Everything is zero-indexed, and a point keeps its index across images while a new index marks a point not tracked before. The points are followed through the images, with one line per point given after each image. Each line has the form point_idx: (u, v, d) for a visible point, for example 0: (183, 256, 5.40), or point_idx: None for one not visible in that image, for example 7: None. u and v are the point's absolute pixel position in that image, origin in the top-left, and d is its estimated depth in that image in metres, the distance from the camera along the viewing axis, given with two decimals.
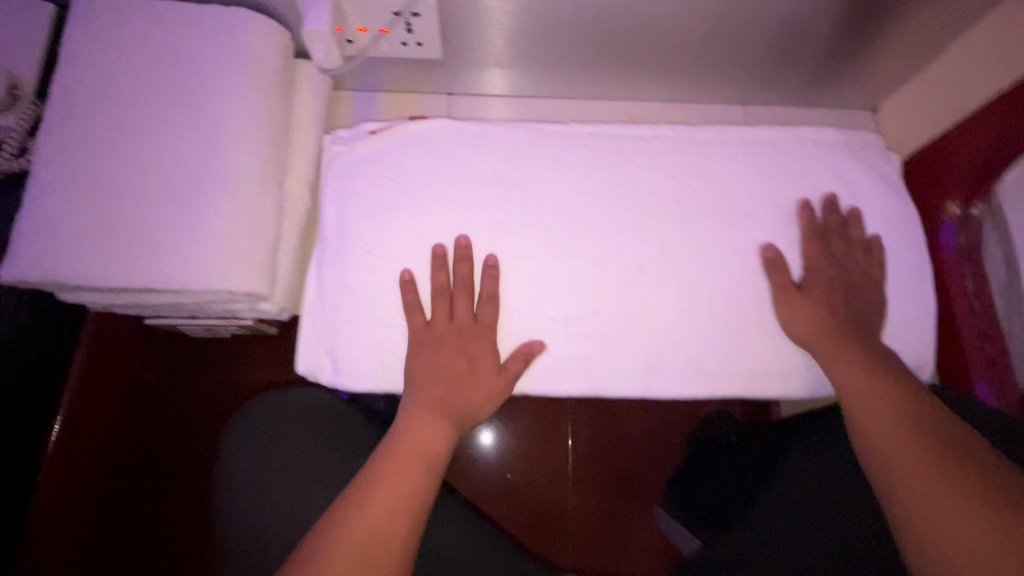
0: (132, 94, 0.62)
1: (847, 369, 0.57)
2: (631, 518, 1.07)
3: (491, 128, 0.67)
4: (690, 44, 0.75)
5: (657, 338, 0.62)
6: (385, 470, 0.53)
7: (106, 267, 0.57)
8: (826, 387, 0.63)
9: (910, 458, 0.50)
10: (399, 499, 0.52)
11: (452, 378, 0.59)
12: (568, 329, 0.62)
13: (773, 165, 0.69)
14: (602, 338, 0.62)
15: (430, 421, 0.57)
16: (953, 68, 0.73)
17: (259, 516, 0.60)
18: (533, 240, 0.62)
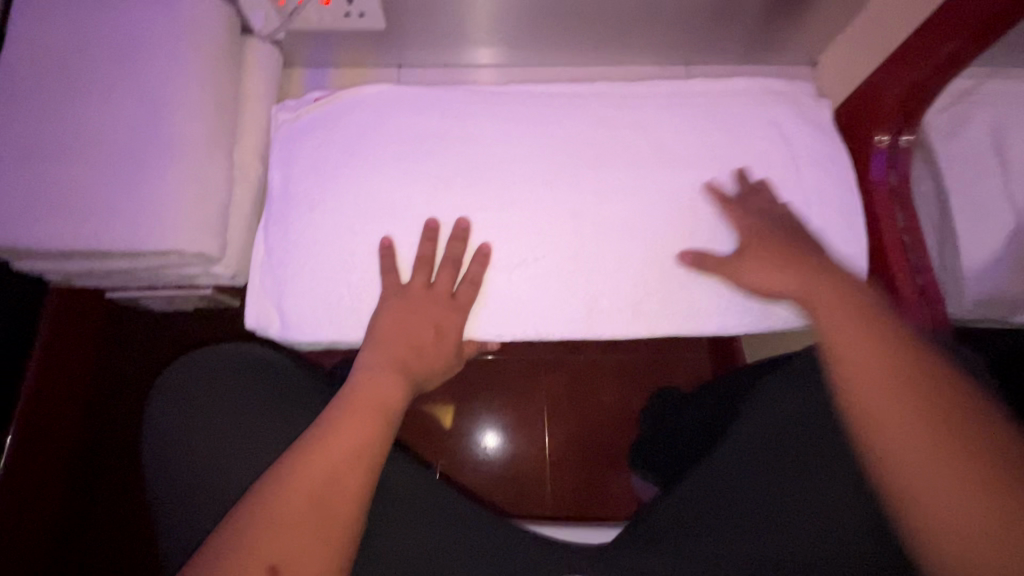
0: (76, 67, 0.64)
1: (832, 303, 0.55)
2: (604, 479, 1.10)
3: (430, 92, 0.71)
4: (626, 9, 0.79)
5: (593, 282, 0.66)
6: (334, 440, 0.53)
7: (57, 231, 0.60)
8: (737, 325, 0.68)
9: (895, 394, 0.48)
10: (352, 447, 0.53)
11: (403, 335, 0.61)
12: (508, 279, 0.66)
13: (701, 114, 0.72)
14: (536, 284, 0.66)
15: (384, 377, 0.58)
16: (878, 14, 0.75)
17: (209, 464, 0.63)
18: (468, 195, 0.66)
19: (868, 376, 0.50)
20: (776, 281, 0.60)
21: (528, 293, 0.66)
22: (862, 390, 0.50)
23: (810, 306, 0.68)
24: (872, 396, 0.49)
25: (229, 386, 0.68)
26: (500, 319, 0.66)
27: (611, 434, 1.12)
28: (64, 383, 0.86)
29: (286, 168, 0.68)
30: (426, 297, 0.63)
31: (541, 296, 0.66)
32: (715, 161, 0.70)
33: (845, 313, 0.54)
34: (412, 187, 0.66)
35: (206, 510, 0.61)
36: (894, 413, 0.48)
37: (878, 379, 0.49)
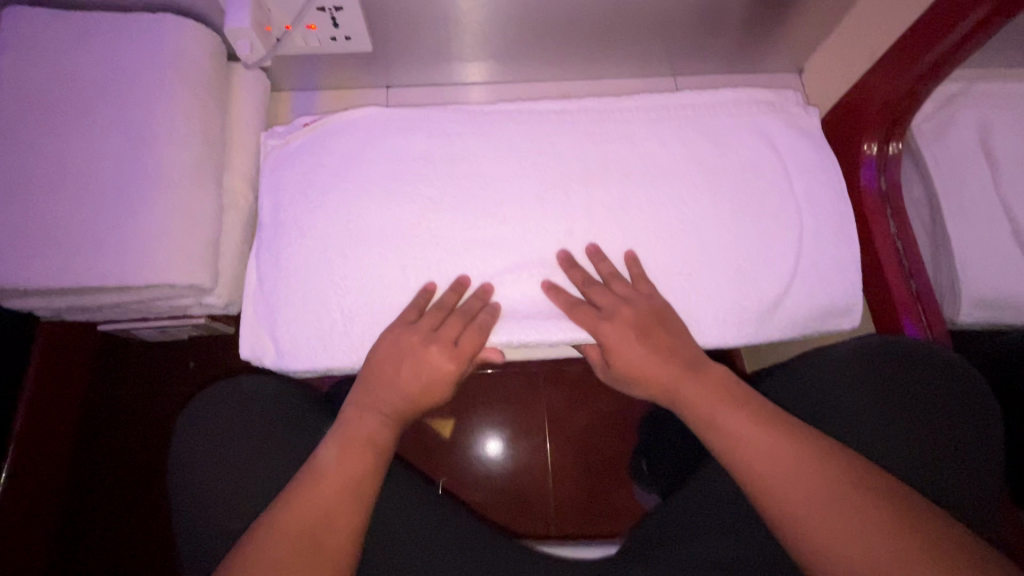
0: (60, 102, 0.64)
1: (701, 386, 0.57)
2: (607, 490, 1.09)
3: (418, 112, 0.71)
4: (612, 24, 0.79)
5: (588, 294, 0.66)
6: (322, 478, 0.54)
7: (44, 267, 0.59)
8: (736, 336, 0.67)
9: (788, 468, 0.50)
10: (343, 485, 0.54)
11: (391, 377, 0.60)
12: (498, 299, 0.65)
13: (690, 125, 0.72)
14: (529, 301, 0.65)
15: (370, 415, 0.59)
16: (860, 20, 0.76)
17: (218, 499, 0.62)
18: (458, 215, 0.66)
19: (756, 455, 0.52)
20: (635, 352, 0.59)
21: (523, 309, 0.65)
22: (759, 470, 0.51)
23: (807, 313, 0.68)
24: (766, 471, 0.51)
25: (247, 420, 0.67)
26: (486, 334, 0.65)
27: (612, 444, 1.12)
28: (59, 412, 0.85)
29: (275, 195, 0.68)
30: (421, 342, 0.60)
31: (536, 313, 0.65)
32: (705, 171, 0.69)
33: (716, 399, 0.56)
34: (402, 209, 0.66)
35: (210, 546, 0.60)
36: (791, 487, 0.49)
37: (765, 458, 0.51)
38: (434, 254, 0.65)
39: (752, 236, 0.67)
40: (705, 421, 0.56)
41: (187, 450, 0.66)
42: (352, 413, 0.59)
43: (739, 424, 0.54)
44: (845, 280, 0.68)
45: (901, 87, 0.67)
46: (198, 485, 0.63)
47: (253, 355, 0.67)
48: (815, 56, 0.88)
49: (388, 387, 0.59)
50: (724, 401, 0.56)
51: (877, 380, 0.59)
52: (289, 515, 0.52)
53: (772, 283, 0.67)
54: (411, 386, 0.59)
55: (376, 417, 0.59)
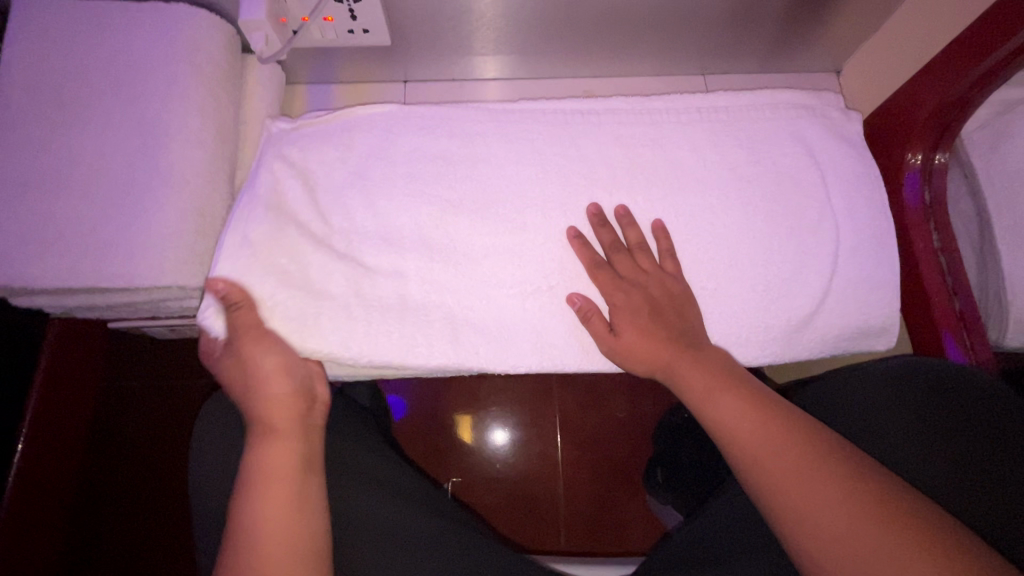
0: (73, 95, 0.62)
1: (732, 400, 0.53)
2: (618, 501, 1.07)
3: (439, 111, 0.68)
4: (642, 19, 0.75)
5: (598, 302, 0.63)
6: (271, 500, 0.52)
7: (52, 265, 0.58)
8: (761, 356, 0.64)
9: (811, 501, 0.46)
10: (291, 494, 0.53)
11: (255, 408, 0.57)
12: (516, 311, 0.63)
13: (721, 128, 0.68)
14: (548, 314, 0.63)
15: (281, 439, 0.56)
16: (908, 18, 0.71)
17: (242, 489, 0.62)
18: (474, 223, 0.63)
19: (787, 483, 0.47)
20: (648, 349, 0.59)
21: (540, 322, 0.63)
22: (776, 480, 0.47)
23: (840, 331, 0.65)
24: (782, 479, 0.47)
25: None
26: (500, 352, 0.63)
27: (626, 451, 1.09)
28: (73, 403, 0.85)
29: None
30: (257, 365, 0.58)
31: (555, 325, 0.63)
32: (737, 179, 0.66)
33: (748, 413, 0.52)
34: (415, 213, 0.63)
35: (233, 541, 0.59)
36: (821, 520, 0.45)
37: (790, 488, 0.47)
38: (451, 265, 0.62)
39: (785, 250, 0.64)
40: (729, 445, 0.52)
41: (206, 456, 0.64)
42: (258, 448, 0.56)
43: (760, 444, 0.50)
44: (882, 299, 0.65)
45: (950, 95, 0.62)
46: (217, 484, 0.62)
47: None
48: (855, 57, 0.83)
49: (266, 423, 0.56)
50: (755, 414, 0.52)
51: (899, 416, 0.58)
52: (262, 516, 0.51)
53: (805, 300, 0.64)
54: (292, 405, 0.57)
55: (286, 442, 0.56)
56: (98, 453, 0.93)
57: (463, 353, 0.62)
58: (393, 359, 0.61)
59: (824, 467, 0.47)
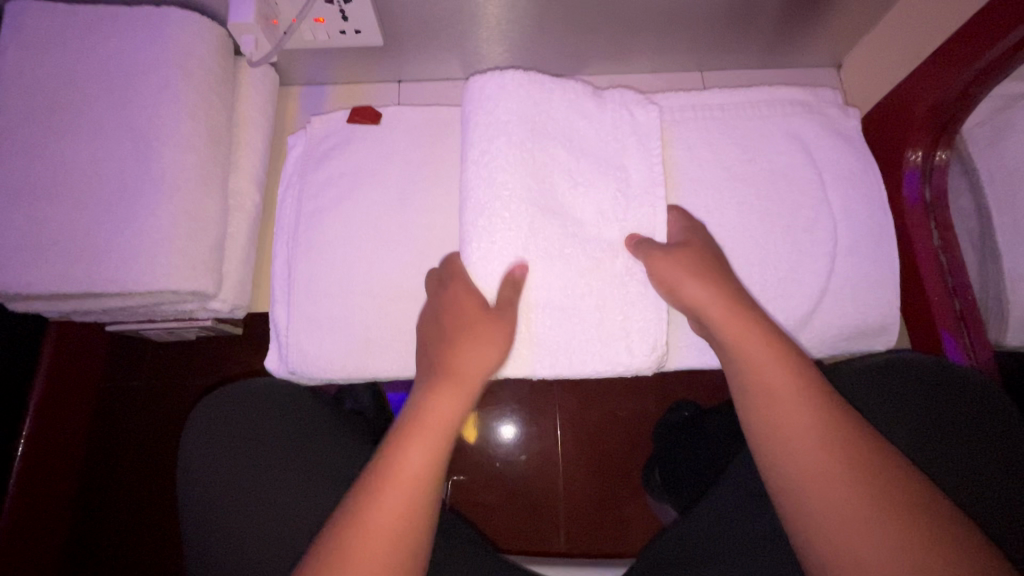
0: (64, 101, 0.62)
1: (787, 394, 0.49)
2: (618, 500, 1.07)
3: (496, 93, 0.62)
4: (636, 17, 0.75)
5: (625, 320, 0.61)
6: (408, 456, 0.48)
7: (45, 271, 0.58)
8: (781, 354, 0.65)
9: (837, 513, 0.43)
10: (398, 508, 0.45)
11: (425, 405, 0.52)
12: (601, 322, 0.61)
13: (715, 127, 0.68)
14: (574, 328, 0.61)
15: (445, 401, 0.52)
16: (907, 12, 0.69)
17: (229, 492, 0.63)
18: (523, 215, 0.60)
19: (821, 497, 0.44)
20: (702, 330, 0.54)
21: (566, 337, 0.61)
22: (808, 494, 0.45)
23: (838, 331, 0.64)
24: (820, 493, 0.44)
25: (256, 440, 0.67)
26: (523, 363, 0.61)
27: (626, 450, 1.09)
28: (71, 404, 0.86)
29: (303, 200, 0.69)
30: (482, 339, 0.55)
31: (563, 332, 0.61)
32: (732, 178, 0.66)
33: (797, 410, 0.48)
34: (519, 216, 0.59)
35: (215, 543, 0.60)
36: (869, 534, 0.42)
37: (819, 495, 0.44)
38: (557, 276, 0.60)
39: (780, 250, 0.64)
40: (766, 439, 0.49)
41: (198, 456, 0.66)
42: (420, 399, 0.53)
43: (801, 445, 0.46)
44: (881, 299, 0.64)
45: (948, 90, 0.61)
46: (206, 485, 0.64)
47: (280, 370, 0.69)
48: (855, 51, 0.81)
49: (418, 424, 0.51)
50: (810, 408, 0.47)
51: (898, 414, 0.58)
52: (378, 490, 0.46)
53: (801, 300, 0.63)
54: (453, 398, 0.52)
55: (421, 448, 0.49)
56: (97, 455, 0.94)
57: (577, 361, 0.61)
58: (515, 370, 0.61)
59: (835, 471, 0.44)
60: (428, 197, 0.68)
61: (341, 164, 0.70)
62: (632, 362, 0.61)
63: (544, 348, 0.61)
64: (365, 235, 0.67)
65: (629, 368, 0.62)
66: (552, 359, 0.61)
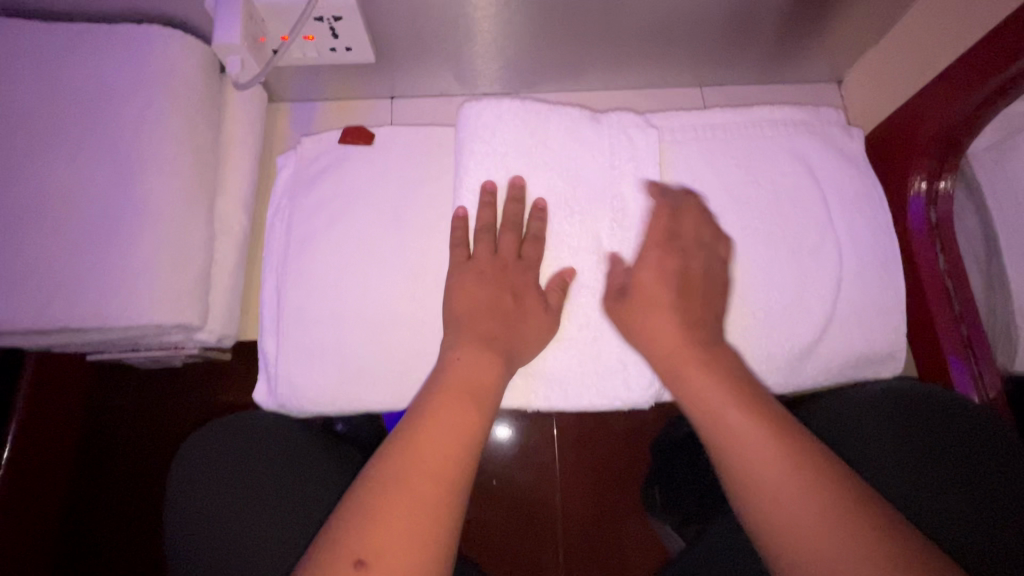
0: (40, 126, 0.59)
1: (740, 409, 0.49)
2: (617, 518, 1.05)
3: (495, 122, 0.61)
4: (636, 31, 0.73)
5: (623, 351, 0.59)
6: (422, 455, 0.45)
7: (21, 307, 0.55)
8: (781, 384, 0.62)
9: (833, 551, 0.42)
10: (416, 511, 0.43)
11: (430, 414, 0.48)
12: (598, 352, 0.59)
13: (717, 148, 0.66)
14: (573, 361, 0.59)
15: (456, 403, 0.49)
16: (911, 30, 0.68)
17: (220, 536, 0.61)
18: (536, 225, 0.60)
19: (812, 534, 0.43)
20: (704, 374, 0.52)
21: (564, 369, 0.59)
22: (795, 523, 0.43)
23: (845, 358, 0.62)
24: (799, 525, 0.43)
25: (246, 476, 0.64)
26: (518, 397, 0.59)
27: (625, 467, 1.07)
28: (52, 431, 0.83)
29: (293, 225, 0.66)
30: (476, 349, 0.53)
31: (560, 366, 0.59)
32: (735, 202, 0.64)
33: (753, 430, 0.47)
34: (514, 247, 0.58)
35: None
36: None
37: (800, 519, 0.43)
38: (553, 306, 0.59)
39: (785, 276, 0.62)
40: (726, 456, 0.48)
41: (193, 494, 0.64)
42: (426, 400, 0.49)
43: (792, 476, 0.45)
44: (889, 326, 0.62)
45: (955, 113, 0.59)
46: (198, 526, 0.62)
47: (268, 404, 0.66)
48: (857, 67, 0.80)
49: (430, 424, 0.47)
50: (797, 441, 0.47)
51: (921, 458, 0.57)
52: (391, 487, 0.44)
53: (808, 328, 0.61)
54: (460, 409, 0.49)
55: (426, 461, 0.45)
56: (80, 482, 0.91)
57: (574, 394, 0.59)
58: (511, 401, 0.59)
59: (850, 518, 0.43)
60: (424, 221, 0.66)
61: (333, 186, 0.67)
62: (629, 397, 0.59)
63: (541, 378, 0.59)
64: (358, 261, 0.65)
65: (626, 403, 0.60)
66: (548, 390, 0.59)
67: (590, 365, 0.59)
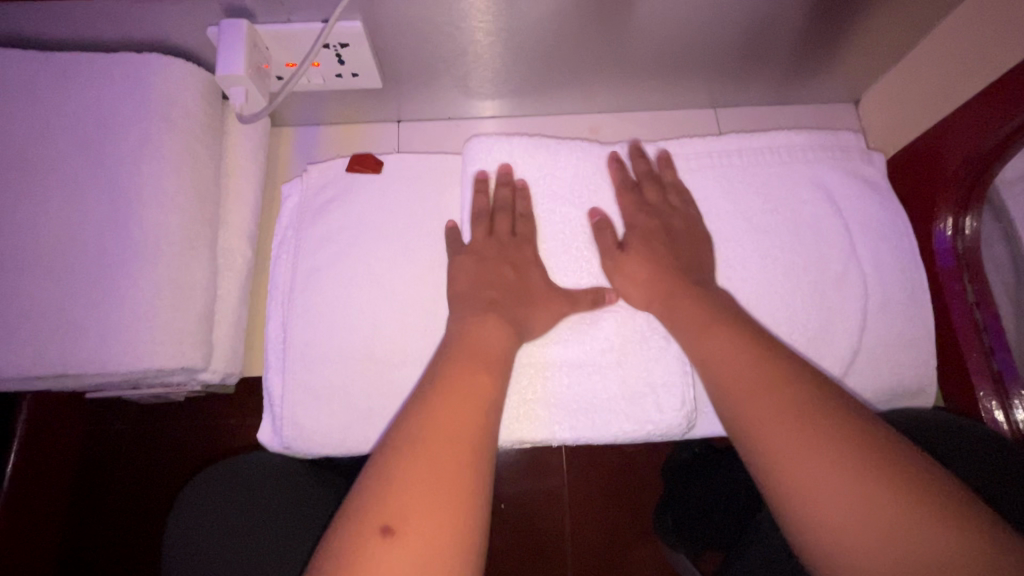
0: (37, 162, 0.57)
1: (780, 410, 0.43)
2: (628, 544, 1.03)
3: (502, 161, 0.61)
4: (649, 54, 0.71)
5: (649, 378, 0.57)
6: (444, 413, 0.42)
7: (17, 352, 0.53)
8: None
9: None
10: (446, 467, 0.39)
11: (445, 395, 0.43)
12: (623, 379, 0.57)
13: (736, 175, 0.64)
14: (600, 389, 0.57)
15: (473, 366, 0.46)
16: (933, 53, 0.67)
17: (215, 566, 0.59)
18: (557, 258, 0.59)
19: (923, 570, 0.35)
20: None
21: (591, 397, 0.57)
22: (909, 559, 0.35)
23: (875, 392, 0.60)
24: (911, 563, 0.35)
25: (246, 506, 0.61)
26: (545, 427, 0.57)
27: (635, 491, 1.05)
28: (48, 466, 0.80)
29: (298, 257, 0.64)
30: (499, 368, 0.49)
31: (587, 394, 0.57)
32: (756, 232, 0.62)
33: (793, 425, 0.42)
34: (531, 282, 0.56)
35: None
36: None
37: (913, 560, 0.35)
38: (575, 335, 0.57)
39: (809, 309, 0.60)
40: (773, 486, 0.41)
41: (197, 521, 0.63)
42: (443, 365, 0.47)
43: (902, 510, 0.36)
44: (917, 360, 0.60)
45: (984, 141, 0.57)
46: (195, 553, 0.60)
47: (273, 444, 0.64)
48: (874, 88, 0.78)
49: (452, 383, 0.44)
50: None
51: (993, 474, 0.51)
52: (418, 440, 0.40)
53: (833, 362, 0.59)
54: (476, 372, 0.46)
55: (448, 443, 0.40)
56: (78, 518, 0.88)
57: (602, 423, 0.57)
58: (538, 435, 0.57)
59: None
60: (435, 253, 0.64)
61: (341, 218, 0.65)
62: (661, 421, 0.57)
63: (566, 409, 0.57)
64: (369, 295, 0.62)
65: (658, 428, 0.57)
66: (574, 421, 0.57)
67: (616, 391, 0.57)
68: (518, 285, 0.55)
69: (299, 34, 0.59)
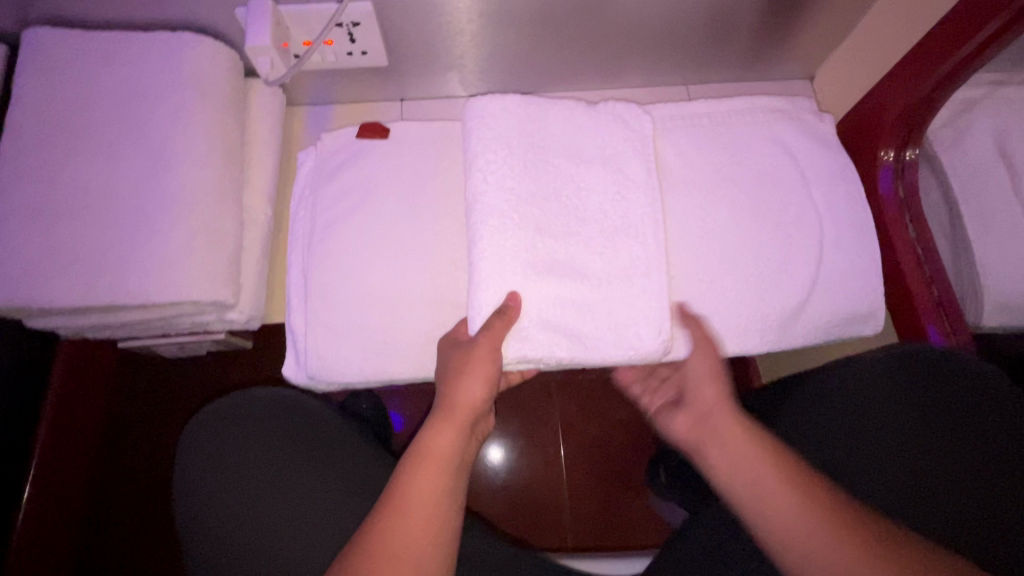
0: (82, 122, 0.64)
1: None
2: (622, 502, 1.08)
3: (497, 111, 0.66)
4: (626, 34, 0.79)
5: (633, 308, 0.64)
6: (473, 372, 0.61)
7: (69, 286, 0.60)
8: (772, 343, 0.68)
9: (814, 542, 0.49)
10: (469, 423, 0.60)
11: (452, 391, 0.61)
12: (609, 309, 0.64)
13: (703, 133, 0.72)
14: (595, 314, 0.64)
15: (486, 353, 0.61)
16: (873, 27, 0.76)
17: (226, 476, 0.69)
18: (552, 198, 0.65)
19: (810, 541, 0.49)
20: None
21: (584, 325, 0.63)
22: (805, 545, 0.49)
23: (828, 317, 0.68)
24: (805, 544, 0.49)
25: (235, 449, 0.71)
26: (536, 348, 0.63)
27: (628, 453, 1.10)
28: (75, 422, 0.86)
29: (317, 212, 0.71)
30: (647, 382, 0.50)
31: (582, 319, 0.63)
32: (723, 181, 0.70)
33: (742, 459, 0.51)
34: (527, 220, 0.63)
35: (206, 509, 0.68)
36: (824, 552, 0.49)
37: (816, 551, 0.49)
38: (565, 269, 0.63)
39: (771, 245, 0.68)
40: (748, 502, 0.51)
41: (208, 442, 0.71)
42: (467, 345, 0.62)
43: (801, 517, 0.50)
44: (866, 288, 0.68)
45: (916, 94, 0.67)
46: (206, 462, 0.70)
47: (297, 377, 0.71)
48: (827, 63, 0.88)
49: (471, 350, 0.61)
50: None
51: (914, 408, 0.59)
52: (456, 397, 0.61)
53: (794, 291, 0.67)
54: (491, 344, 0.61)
55: (442, 461, 0.57)
56: (101, 473, 0.94)
57: (592, 346, 0.64)
58: (537, 354, 0.63)
59: None
60: (437, 204, 0.71)
61: (352, 177, 0.72)
62: (641, 348, 0.64)
63: (563, 334, 0.63)
64: (379, 243, 0.69)
65: (638, 353, 0.64)
66: (568, 345, 0.63)
67: (602, 322, 0.64)
68: (514, 228, 0.63)
69: (318, 15, 0.67)
